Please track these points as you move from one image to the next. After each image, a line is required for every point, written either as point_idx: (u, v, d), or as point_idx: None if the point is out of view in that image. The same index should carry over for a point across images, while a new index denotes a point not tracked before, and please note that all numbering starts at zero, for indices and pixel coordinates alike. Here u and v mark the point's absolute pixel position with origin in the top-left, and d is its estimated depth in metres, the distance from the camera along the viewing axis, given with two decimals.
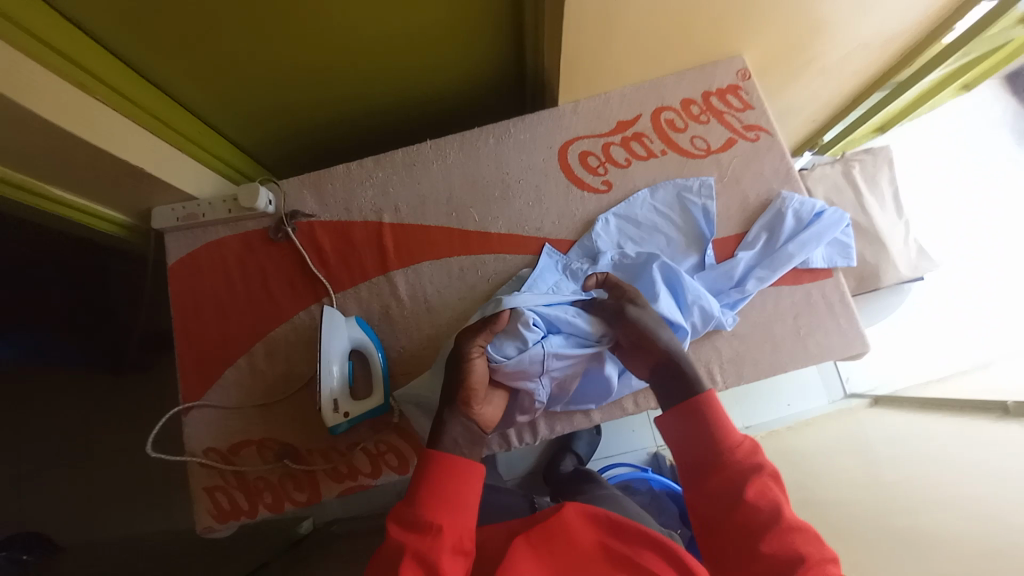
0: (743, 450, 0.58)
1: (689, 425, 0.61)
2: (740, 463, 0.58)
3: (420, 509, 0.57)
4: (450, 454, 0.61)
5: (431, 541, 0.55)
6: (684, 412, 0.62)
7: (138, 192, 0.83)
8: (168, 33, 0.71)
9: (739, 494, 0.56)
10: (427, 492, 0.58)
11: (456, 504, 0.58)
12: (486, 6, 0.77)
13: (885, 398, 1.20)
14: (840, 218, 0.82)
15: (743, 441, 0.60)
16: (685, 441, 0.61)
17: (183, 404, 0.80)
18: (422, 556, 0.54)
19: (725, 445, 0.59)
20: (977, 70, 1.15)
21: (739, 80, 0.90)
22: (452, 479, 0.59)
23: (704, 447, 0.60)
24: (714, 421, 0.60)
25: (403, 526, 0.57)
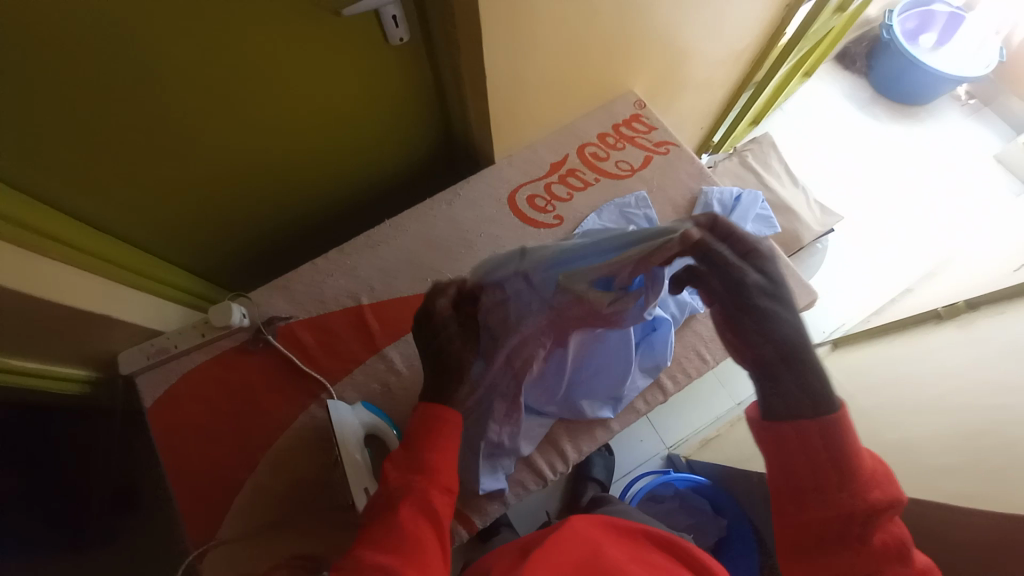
0: (878, 481, 0.52)
1: (812, 446, 0.54)
2: (870, 494, 0.52)
3: (416, 454, 0.63)
4: (448, 410, 0.67)
5: (427, 480, 0.61)
6: (808, 434, 0.54)
7: (99, 340, 0.80)
8: (117, 175, 0.73)
9: (862, 529, 0.51)
10: (425, 438, 0.65)
11: (449, 449, 0.65)
12: (411, 91, 0.87)
13: (841, 339, 1.34)
14: (754, 198, 0.96)
15: (874, 466, 0.54)
16: (804, 466, 0.54)
17: (196, 548, 0.75)
18: (418, 493, 0.60)
19: (858, 471, 0.52)
20: (808, 60, 1.41)
21: (637, 109, 1.05)
22: (445, 428, 0.65)
23: (833, 473, 0.53)
24: (849, 447, 0.53)
25: (400, 471, 0.62)
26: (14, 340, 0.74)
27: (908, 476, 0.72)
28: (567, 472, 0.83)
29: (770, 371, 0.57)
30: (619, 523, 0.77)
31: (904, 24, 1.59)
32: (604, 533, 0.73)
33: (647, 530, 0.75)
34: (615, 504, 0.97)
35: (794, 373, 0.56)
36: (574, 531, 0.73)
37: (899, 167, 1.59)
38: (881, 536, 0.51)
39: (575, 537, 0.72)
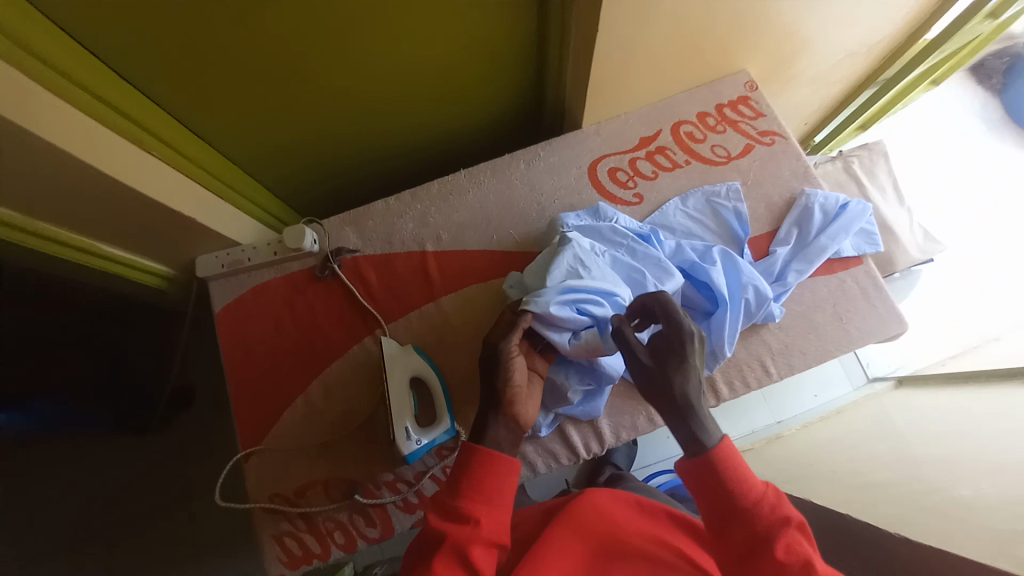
0: (768, 503, 0.55)
1: (710, 482, 0.57)
2: (764, 517, 0.54)
3: (461, 500, 0.60)
4: (494, 449, 0.62)
5: (468, 532, 0.58)
6: (699, 468, 0.57)
7: (185, 241, 0.85)
8: (219, 88, 0.74)
9: (765, 550, 0.53)
10: (470, 486, 0.61)
11: (494, 499, 0.61)
12: (512, 39, 0.82)
13: (908, 379, 1.23)
14: (864, 209, 0.87)
15: (764, 490, 0.56)
16: (705, 499, 0.57)
17: (244, 450, 0.81)
18: (458, 546, 0.57)
19: (746, 502, 0.55)
20: (948, 65, 1.24)
21: (747, 91, 0.96)
22: (491, 473, 0.61)
23: (729, 506, 0.56)
24: (734, 478, 0.56)
25: (443, 516, 0.60)
26: (115, 229, 0.79)
27: (966, 532, 0.67)
28: (599, 454, 0.82)
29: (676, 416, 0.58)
30: (645, 501, 0.75)
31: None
32: (628, 513, 0.73)
33: (671, 511, 0.73)
34: (636, 482, 0.98)
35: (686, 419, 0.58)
36: (597, 502, 0.73)
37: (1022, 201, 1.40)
38: (787, 554, 0.52)
39: (597, 511, 0.71)
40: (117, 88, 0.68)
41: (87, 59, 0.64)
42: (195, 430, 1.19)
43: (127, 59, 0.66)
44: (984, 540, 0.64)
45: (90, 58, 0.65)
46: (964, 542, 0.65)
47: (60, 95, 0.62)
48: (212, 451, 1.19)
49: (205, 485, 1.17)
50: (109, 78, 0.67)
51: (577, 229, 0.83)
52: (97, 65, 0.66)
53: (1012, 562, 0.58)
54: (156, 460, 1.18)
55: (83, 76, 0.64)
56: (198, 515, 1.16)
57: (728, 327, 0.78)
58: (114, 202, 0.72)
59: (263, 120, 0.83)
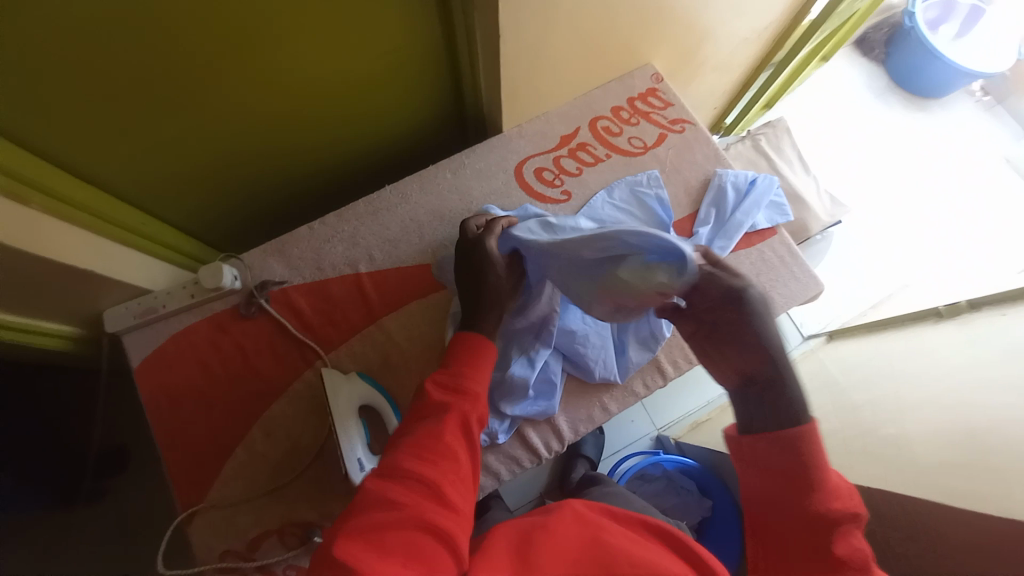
0: (840, 497, 0.51)
1: (777, 459, 0.54)
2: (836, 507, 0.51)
3: (440, 437, 0.57)
4: (472, 393, 0.63)
5: (448, 471, 0.54)
6: (773, 443, 0.54)
7: (87, 297, 0.78)
8: (103, 124, 0.68)
9: (825, 542, 0.50)
10: (466, 370, 0.65)
11: (470, 440, 0.59)
12: (420, 47, 0.81)
13: (837, 332, 1.32)
14: (771, 182, 0.93)
15: (836, 483, 0.52)
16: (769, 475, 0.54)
17: (184, 512, 0.74)
18: (437, 484, 0.53)
19: (818, 489, 0.51)
20: (831, 44, 1.35)
21: (655, 83, 1.01)
22: (482, 353, 0.67)
23: (795, 485, 0.52)
24: (813, 463, 0.52)
25: (420, 455, 0.55)
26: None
27: (901, 470, 0.73)
28: (562, 451, 0.83)
29: (753, 384, 0.57)
30: (619, 511, 0.68)
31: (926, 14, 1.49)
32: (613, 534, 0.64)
33: None
34: (613, 487, 0.96)
35: (776, 384, 0.56)
36: None
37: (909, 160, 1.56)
38: (846, 550, 0.49)
39: None
40: None
41: None
42: (131, 496, 1.09)
43: None
44: (915, 476, 0.70)
45: None
46: (898, 477, 0.71)
47: None
48: (153, 516, 1.09)
49: (148, 556, 1.07)
50: None
51: None
52: None
53: (943, 495, 0.64)
54: (89, 537, 1.07)
55: None
56: None
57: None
58: None
59: (161, 153, 0.77)
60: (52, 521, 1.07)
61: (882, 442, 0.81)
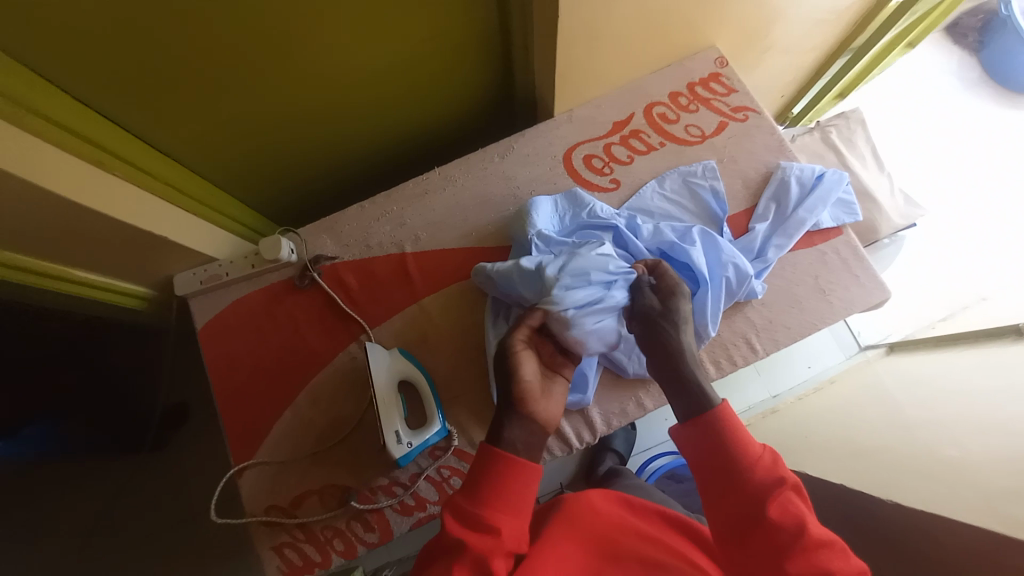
0: (764, 466, 0.57)
1: (702, 441, 0.60)
2: (760, 476, 0.56)
3: (485, 509, 0.58)
4: (519, 459, 0.61)
5: (493, 543, 0.57)
6: (695, 428, 0.60)
7: (160, 261, 0.84)
8: (179, 102, 0.73)
9: (759, 512, 0.55)
10: (490, 494, 0.59)
11: (516, 510, 0.59)
12: (476, 28, 0.80)
13: (898, 344, 1.23)
14: (840, 177, 0.87)
15: (760, 452, 0.58)
16: (699, 457, 0.60)
17: (236, 466, 0.80)
18: (483, 558, 0.56)
19: (742, 462, 0.57)
20: (921, 27, 1.23)
21: (718, 67, 0.95)
22: (514, 484, 0.60)
23: (722, 461, 0.58)
24: (730, 437, 0.58)
25: (463, 523, 0.58)
26: (86, 254, 0.78)
27: (959, 494, 0.67)
28: (593, 442, 0.82)
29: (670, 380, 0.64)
30: (634, 500, 0.75)
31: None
32: (623, 513, 0.72)
33: (663, 513, 0.74)
34: (631, 479, 0.96)
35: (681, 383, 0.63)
36: (594, 502, 0.73)
37: (1001, 160, 1.40)
38: (782, 514, 0.54)
39: (593, 508, 0.72)
40: (71, 109, 0.66)
41: (44, 86, 0.63)
42: (191, 446, 1.20)
43: (77, 76, 0.64)
44: (972, 501, 0.65)
45: (48, 86, 0.63)
46: (957, 504, 0.66)
47: (15, 122, 0.60)
48: (208, 465, 1.19)
49: (202, 501, 1.17)
50: (66, 103, 0.66)
51: (541, 243, 0.81)
52: (53, 91, 0.64)
53: (1006, 525, 0.59)
54: (152, 479, 1.18)
55: (40, 103, 0.62)
56: (199, 530, 1.16)
57: (711, 305, 0.78)
58: (81, 228, 0.70)
59: (227, 130, 0.81)
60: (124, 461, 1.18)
61: (942, 465, 0.75)
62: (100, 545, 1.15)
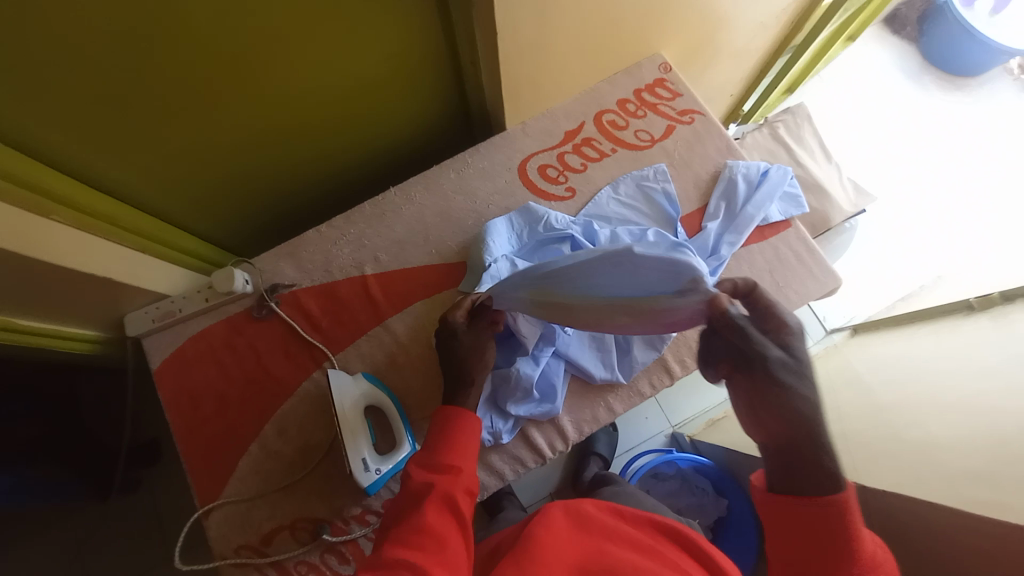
0: (872, 561, 0.51)
1: (810, 521, 0.54)
2: (865, 573, 0.51)
3: (439, 454, 0.63)
4: (461, 408, 0.68)
5: (452, 480, 0.61)
6: (800, 504, 0.54)
7: (110, 303, 0.82)
8: (119, 138, 0.71)
9: None
10: (444, 442, 0.64)
11: (468, 450, 0.65)
12: (421, 48, 0.80)
13: (862, 327, 1.26)
14: (785, 173, 0.90)
15: (872, 548, 0.52)
16: (810, 543, 0.54)
17: (202, 507, 0.78)
18: (445, 493, 0.60)
19: (856, 559, 0.51)
20: (856, 22, 1.28)
21: (663, 73, 0.98)
22: (464, 430, 0.66)
23: (840, 558, 0.51)
24: (848, 526, 0.52)
25: (423, 469, 0.62)
26: (27, 303, 0.75)
27: (922, 475, 0.69)
28: (567, 451, 0.83)
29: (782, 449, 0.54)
30: (627, 511, 0.76)
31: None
32: (615, 524, 0.72)
33: (654, 520, 0.75)
34: (623, 486, 0.96)
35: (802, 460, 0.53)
36: (588, 510, 0.74)
37: (943, 145, 1.47)
38: None
39: (586, 514, 0.73)
40: (4, 156, 0.64)
41: None
42: (162, 490, 1.15)
43: (11, 124, 0.62)
44: (941, 486, 0.67)
45: None
46: (921, 484, 0.67)
47: None
48: (179, 507, 1.14)
49: (175, 545, 1.12)
50: (2, 151, 0.64)
51: (503, 261, 0.83)
52: None
53: (977, 505, 0.61)
54: (120, 527, 1.13)
55: None
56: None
57: None
58: (17, 278, 0.67)
59: (174, 163, 0.79)
60: (90, 512, 1.13)
61: None
62: None
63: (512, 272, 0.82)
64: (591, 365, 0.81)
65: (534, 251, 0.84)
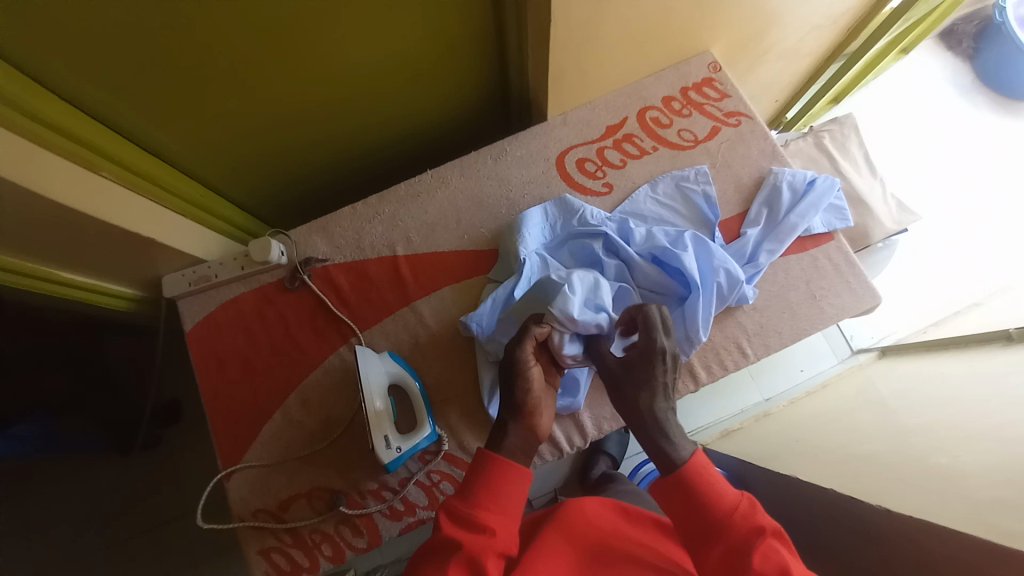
0: (740, 513, 0.55)
1: (680, 501, 0.57)
2: (738, 526, 0.54)
3: (476, 509, 0.59)
4: (508, 459, 0.62)
5: (485, 542, 0.57)
6: (673, 483, 0.58)
7: (150, 262, 0.84)
8: (169, 101, 0.72)
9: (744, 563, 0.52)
10: (483, 495, 0.60)
11: (507, 508, 0.60)
12: (469, 30, 0.80)
13: (890, 349, 1.23)
14: (832, 183, 0.87)
15: (736, 500, 0.56)
16: (677, 516, 0.57)
17: (224, 469, 0.80)
18: (474, 557, 0.56)
19: (717, 514, 0.55)
20: (915, 33, 1.23)
21: (712, 72, 0.96)
22: (507, 483, 0.60)
23: (699, 517, 0.56)
24: (705, 487, 0.57)
25: (455, 523, 0.58)
26: (73, 256, 0.77)
27: (947, 502, 0.67)
28: (584, 447, 0.82)
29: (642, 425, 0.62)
30: (632, 508, 0.75)
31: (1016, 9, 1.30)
32: (618, 523, 0.72)
33: (660, 521, 0.73)
34: (625, 486, 0.94)
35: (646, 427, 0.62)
36: (591, 509, 0.73)
37: (993, 167, 1.41)
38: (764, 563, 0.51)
39: (588, 515, 0.72)
40: (60, 110, 0.66)
41: (38, 89, 0.63)
42: (180, 449, 1.19)
43: (71, 79, 0.64)
44: (960, 510, 0.65)
45: (42, 88, 0.64)
46: (947, 512, 0.66)
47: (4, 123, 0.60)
48: (197, 466, 1.18)
49: (191, 502, 1.16)
50: (60, 106, 0.66)
51: (537, 253, 0.82)
52: (47, 93, 0.64)
53: (995, 534, 0.59)
54: (140, 479, 1.17)
55: (35, 106, 0.62)
56: (187, 531, 1.15)
57: (702, 310, 0.78)
58: (67, 230, 0.69)
59: (218, 130, 0.80)
60: (112, 464, 1.17)
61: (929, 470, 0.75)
62: (86, 549, 1.13)
63: (545, 267, 0.81)
64: None
65: (569, 244, 0.84)
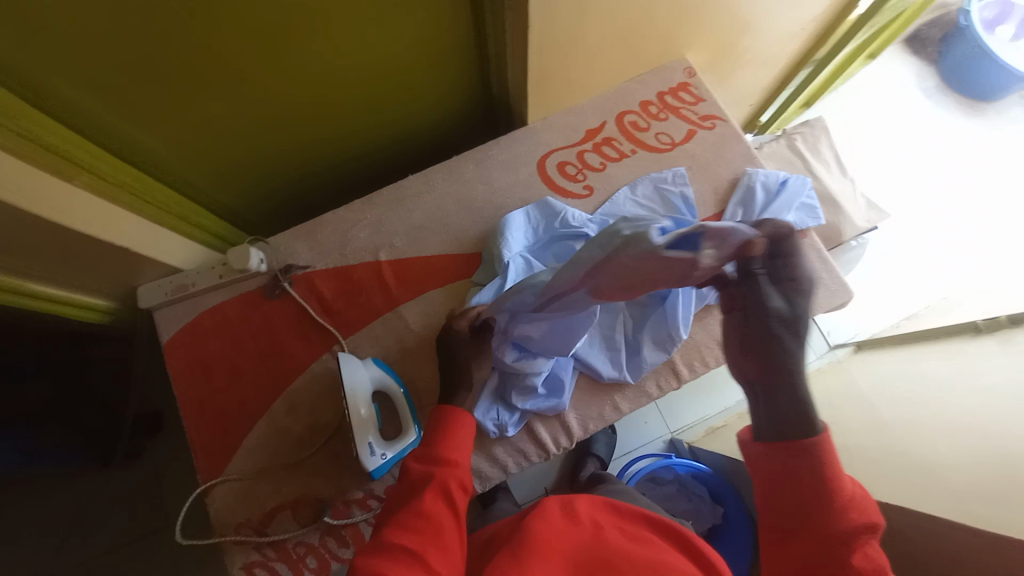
0: (856, 506, 0.54)
1: (795, 473, 0.56)
2: (851, 518, 0.53)
3: (436, 447, 0.64)
4: (461, 408, 0.69)
5: (449, 471, 0.62)
6: (792, 453, 0.57)
7: (126, 272, 0.82)
8: (146, 108, 0.71)
9: (845, 555, 0.52)
10: (442, 436, 0.65)
11: (465, 445, 0.66)
12: (451, 35, 0.80)
13: (867, 343, 1.26)
14: (804, 183, 0.90)
15: (852, 492, 0.56)
16: (789, 490, 0.56)
17: (204, 483, 0.77)
18: (442, 484, 0.60)
19: (838, 499, 0.54)
20: (880, 40, 1.28)
21: (687, 77, 0.98)
22: (459, 425, 0.67)
23: (814, 497, 0.55)
24: (830, 472, 0.56)
25: (422, 462, 0.63)
26: (44, 268, 0.75)
27: (925, 489, 0.69)
28: (571, 448, 0.83)
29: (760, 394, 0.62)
30: (622, 505, 0.75)
31: (982, 13, 1.33)
32: (610, 517, 0.72)
33: (649, 516, 0.73)
34: (616, 485, 0.95)
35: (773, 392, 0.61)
36: (582, 506, 0.73)
37: (956, 167, 1.47)
38: (864, 561, 0.51)
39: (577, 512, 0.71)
40: (33, 119, 0.64)
41: (9, 99, 0.62)
42: (158, 466, 1.15)
43: (44, 87, 0.63)
44: (940, 497, 0.66)
45: (14, 99, 0.62)
46: (925, 499, 0.68)
47: None
48: (177, 482, 1.15)
49: (170, 520, 1.12)
50: (33, 115, 0.64)
51: (520, 256, 0.83)
52: (18, 103, 0.63)
53: (971, 518, 0.61)
54: (115, 498, 1.13)
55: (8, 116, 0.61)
56: (165, 551, 1.11)
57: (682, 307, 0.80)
58: (39, 241, 0.67)
59: (196, 137, 0.79)
60: (85, 486, 1.13)
61: (906, 459, 0.77)
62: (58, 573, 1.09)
63: (528, 271, 0.82)
64: (602, 365, 0.81)
65: (551, 247, 0.85)
